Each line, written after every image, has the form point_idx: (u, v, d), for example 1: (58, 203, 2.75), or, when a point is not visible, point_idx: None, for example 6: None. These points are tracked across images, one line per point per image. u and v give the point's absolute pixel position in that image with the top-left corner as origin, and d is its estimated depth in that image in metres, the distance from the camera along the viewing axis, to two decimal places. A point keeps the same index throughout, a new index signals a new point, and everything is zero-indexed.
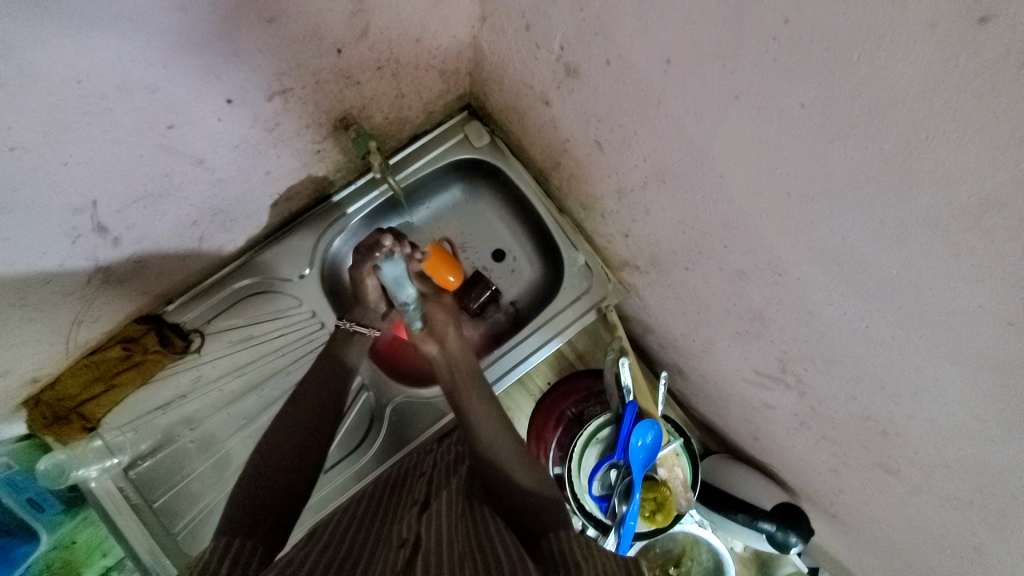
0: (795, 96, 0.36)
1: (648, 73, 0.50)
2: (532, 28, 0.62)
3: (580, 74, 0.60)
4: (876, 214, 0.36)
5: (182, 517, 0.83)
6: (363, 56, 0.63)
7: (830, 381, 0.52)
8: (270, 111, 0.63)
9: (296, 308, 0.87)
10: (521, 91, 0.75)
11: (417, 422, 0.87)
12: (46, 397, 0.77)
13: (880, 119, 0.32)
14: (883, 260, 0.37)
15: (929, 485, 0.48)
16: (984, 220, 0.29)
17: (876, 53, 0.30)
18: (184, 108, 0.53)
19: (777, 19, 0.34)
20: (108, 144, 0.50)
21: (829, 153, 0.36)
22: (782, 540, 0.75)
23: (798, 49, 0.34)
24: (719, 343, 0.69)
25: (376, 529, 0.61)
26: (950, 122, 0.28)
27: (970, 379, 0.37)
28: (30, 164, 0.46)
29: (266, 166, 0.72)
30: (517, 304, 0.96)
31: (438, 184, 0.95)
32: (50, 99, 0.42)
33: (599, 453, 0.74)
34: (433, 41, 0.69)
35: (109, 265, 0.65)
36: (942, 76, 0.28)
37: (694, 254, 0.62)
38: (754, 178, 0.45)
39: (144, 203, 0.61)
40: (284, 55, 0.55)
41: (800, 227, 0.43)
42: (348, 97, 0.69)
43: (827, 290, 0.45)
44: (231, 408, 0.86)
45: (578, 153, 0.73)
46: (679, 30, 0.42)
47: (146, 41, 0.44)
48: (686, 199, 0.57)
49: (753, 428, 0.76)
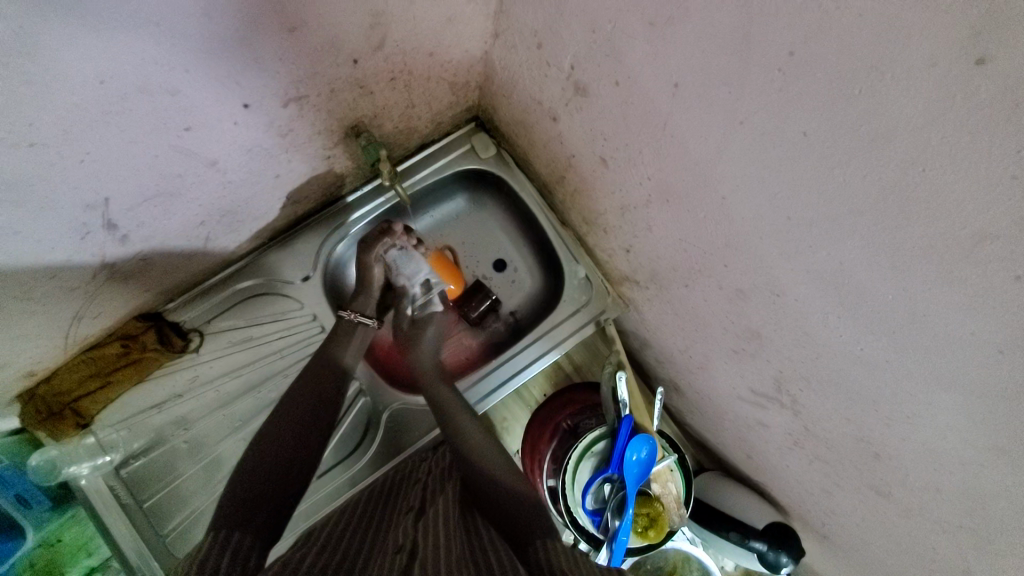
0: (798, 125, 0.38)
1: (656, 95, 0.51)
2: (544, 46, 0.63)
3: (590, 93, 0.61)
4: (873, 243, 0.37)
5: (172, 518, 0.82)
6: (378, 67, 0.64)
7: (824, 401, 0.53)
8: (284, 116, 0.64)
9: (297, 312, 0.88)
10: (530, 107, 0.76)
11: (413, 430, 0.87)
12: (41, 391, 0.76)
13: (881, 151, 0.33)
14: (881, 286, 0.38)
15: (918, 507, 0.49)
16: (978, 250, 0.31)
17: (877, 86, 0.31)
18: (199, 111, 0.54)
19: (784, 50, 0.35)
20: (123, 143, 0.51)
21: (830, 180, 0.38)
22: (773, 560, 0.76)
23: (805, 79, 0.35)
24: (715, 361, 0.70)
25: (370, 536, 0.61)
26: (947, 156, 0.30)
27: (961, 404, 0.38)
28: (47, 159, 0.46)
29: (275, 170, 0.72)
30: (516, 315, 0.97)
31: (442, 194, 0.96)
32: (71, 98, 0.43)
33: (594, 466, 0.75)
34: (445, 55, 0.70)
35: (114, 261, 0.65)
36: (942, 114, 0.29)
37: (695, 273, 0.63)
38: (758, 201, 0.46)
39: (155, 202, 0.61)
40: (301, 63, 0.56)
41: (802, 251, 0.44)
42: (360, 106, 0.70)
43: (824, 312, 0.46)
44: (227, 409, 0.86)
45: (583, 169, 0.75)
46: (688, 55, 0.44)
47: (169, 43, 0.44)
48: (689, 218, 0.58)
49: (746, 445, 0.77)
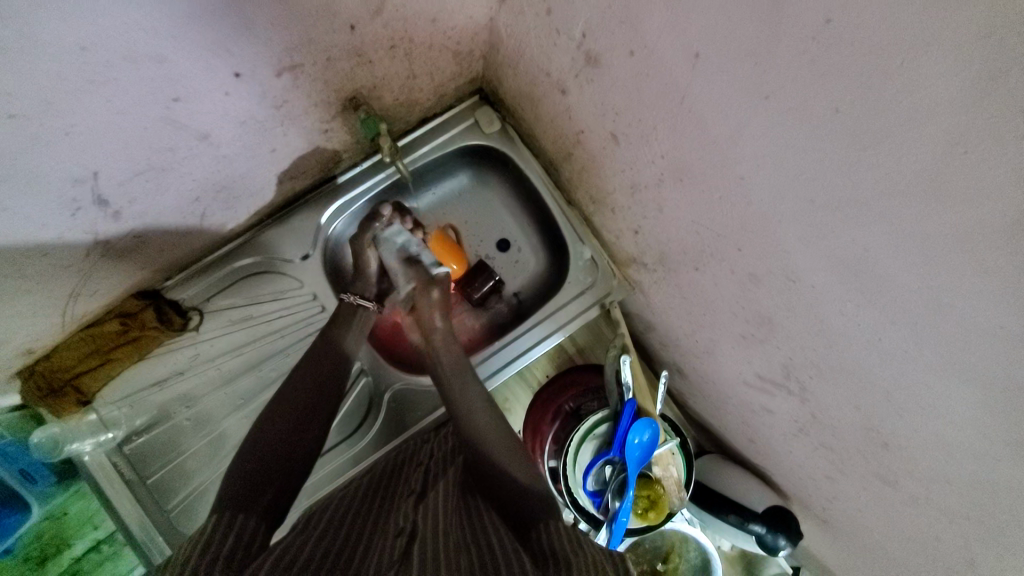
0: (826, 99, 0.35)
1: (671, 66, 0.48)
2: (554, 13, 0.60)
3: (601, 64, 0.58)
4: (897, 227, 0.35)
5: (176, 494, 0.82)
6: (377, 35, 0.62)
7: (834, 389, 0.52)
8: (280, 86, 0.61)
9: (297, 290, 0.87)
10: (538, 78, 0.73)
11: (415, 411, 0.87)
12: (41, 367, 0.75)
13: (914, 130, 0.31)
14: (903, 274, 0.36)
15: (926, 499, 0.48)
16: (1014, 238, 0.29)
17: (917, 57, 0.29)
18: (191, 80, 0.52)
19: (816, 16, 0.33)
20: (111, 115, 0.49)
21: (856, 161, 0.35)
22: (771, 542, 0.75)
23: (835, 49, 0.33)
24: (723, 345, 0.69)
25: (370, 520, 0.60)
26: (987, 135, 0.27)
27: (982, 399, 0.36)
28: (30, 132, 0.44)
29: (273, 144, 0.70)
30: (519, 296, 0.95)
31: (446, 171, 0.93)
32: (54, 67, 0.41)
33: (596, 448, 0.75)
34: (449, 22, 0.67)
35: (109, 237, 0.64)
36: (984, 88, 0.26)
37: (705, 255, 0.61)
38: (777, 179, 0.44)
39: (147, 177, 0.59)
40: (296, 30, 0.54)
41: (820, 235, 0.42)
42: (359, 76, 0.68)
43: (841, 299, 0.44)
44: (228, 388, 0.86)
45: (592, 145, 0.72)
46: (709, 22, 0.41)
47: (155, 7, 0.42)
48: (700, 198, 0.56)
49: (750, 431, 0.76)
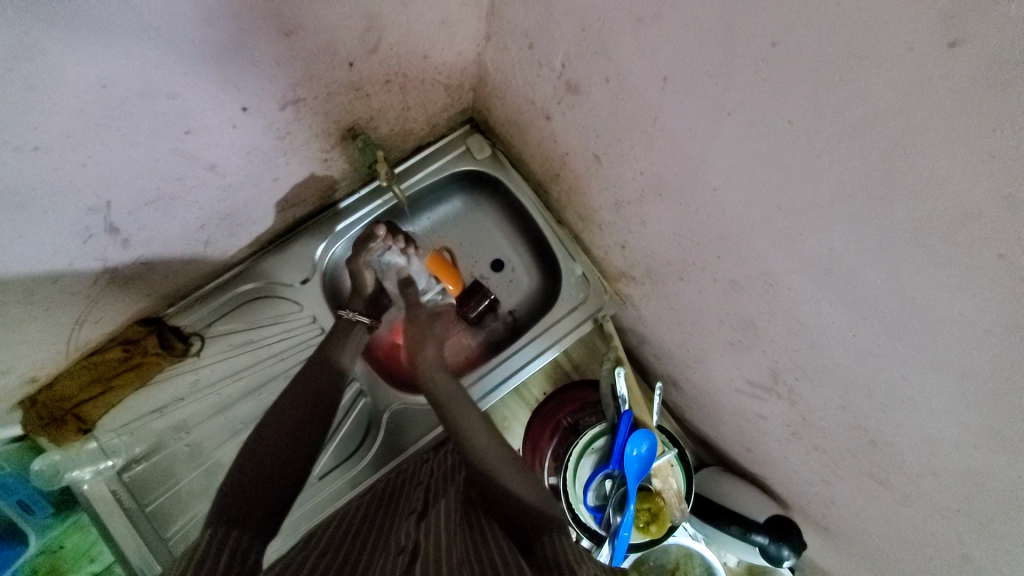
0: (784, 114, 0.39)
1: (645, 90, 0.52)
2: (535, 46, 0.65)
3: (581, 91, 0.62)
4: (861, 228, 0.38)
5: (175, 522, 0.82)
6: (373, 70, 0.66)
7: (819, 389, 0.54)
8: (282, 119, 0.65)
9: (296, 314, 0.89)
10: (524, 106, 0.77)
11: (414, 430, 0.88)
12: (43, 397, 0.76)
13: (864, 136, 0.34)
14: (870, 271, 0.39)
15: (915, 493, 0.50)
16: (963, 228, 0.31)
17: (856, 72, 0.32)
18: (200, 114, 0.55)
19: (767, 41, 0.36)
20: (125, 147, 0.52)
21: (815, 167, 0.39)
22: (775, 553, 0.75)
23: (786, 68, 0.36)
24: (712, 353, 0.71)
25: (372, 538, 0.61)
26: (927, 138, 0.31)
27: (956, 387, 0.38)
28: (50, 164, 0.47)
29: (273, 173, 0.73)
30: (515, 315, 0.98)
31: (439, 196, 0.97)
32: (75, 103, 0.44)
33: (594, 463, 0.76)
34: (439, 57, 0.72)
35: (116, 265, 0.66)
36: (919, 96, 0.30)
37: (690, 266, 0.64)
38: (748, 190, 0.47)
39: (155, 206, 0.62)
40: (299, 66, 0.57)
41: (790, 239, 0.45)
42: (356, 108, 0.71)
43: (816, 299, 0.46)
44: (228, 413, 0.87)
45: (577, 166, 0.76)
46: (675, 49, 0.45)
47: (169, 48, 0.45)
48: (681, 212, 0.59)
49: (746, 439, 0.77)
